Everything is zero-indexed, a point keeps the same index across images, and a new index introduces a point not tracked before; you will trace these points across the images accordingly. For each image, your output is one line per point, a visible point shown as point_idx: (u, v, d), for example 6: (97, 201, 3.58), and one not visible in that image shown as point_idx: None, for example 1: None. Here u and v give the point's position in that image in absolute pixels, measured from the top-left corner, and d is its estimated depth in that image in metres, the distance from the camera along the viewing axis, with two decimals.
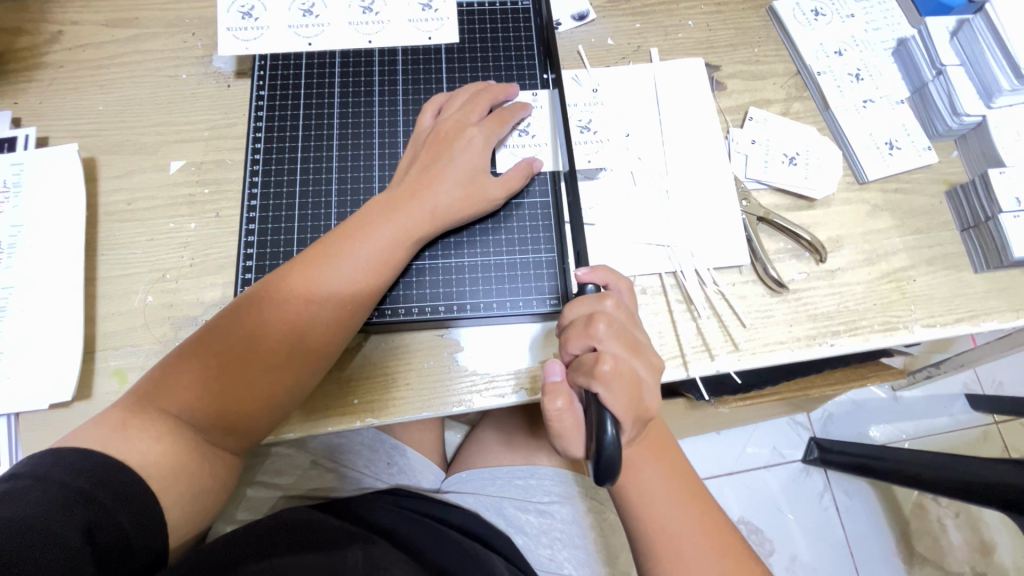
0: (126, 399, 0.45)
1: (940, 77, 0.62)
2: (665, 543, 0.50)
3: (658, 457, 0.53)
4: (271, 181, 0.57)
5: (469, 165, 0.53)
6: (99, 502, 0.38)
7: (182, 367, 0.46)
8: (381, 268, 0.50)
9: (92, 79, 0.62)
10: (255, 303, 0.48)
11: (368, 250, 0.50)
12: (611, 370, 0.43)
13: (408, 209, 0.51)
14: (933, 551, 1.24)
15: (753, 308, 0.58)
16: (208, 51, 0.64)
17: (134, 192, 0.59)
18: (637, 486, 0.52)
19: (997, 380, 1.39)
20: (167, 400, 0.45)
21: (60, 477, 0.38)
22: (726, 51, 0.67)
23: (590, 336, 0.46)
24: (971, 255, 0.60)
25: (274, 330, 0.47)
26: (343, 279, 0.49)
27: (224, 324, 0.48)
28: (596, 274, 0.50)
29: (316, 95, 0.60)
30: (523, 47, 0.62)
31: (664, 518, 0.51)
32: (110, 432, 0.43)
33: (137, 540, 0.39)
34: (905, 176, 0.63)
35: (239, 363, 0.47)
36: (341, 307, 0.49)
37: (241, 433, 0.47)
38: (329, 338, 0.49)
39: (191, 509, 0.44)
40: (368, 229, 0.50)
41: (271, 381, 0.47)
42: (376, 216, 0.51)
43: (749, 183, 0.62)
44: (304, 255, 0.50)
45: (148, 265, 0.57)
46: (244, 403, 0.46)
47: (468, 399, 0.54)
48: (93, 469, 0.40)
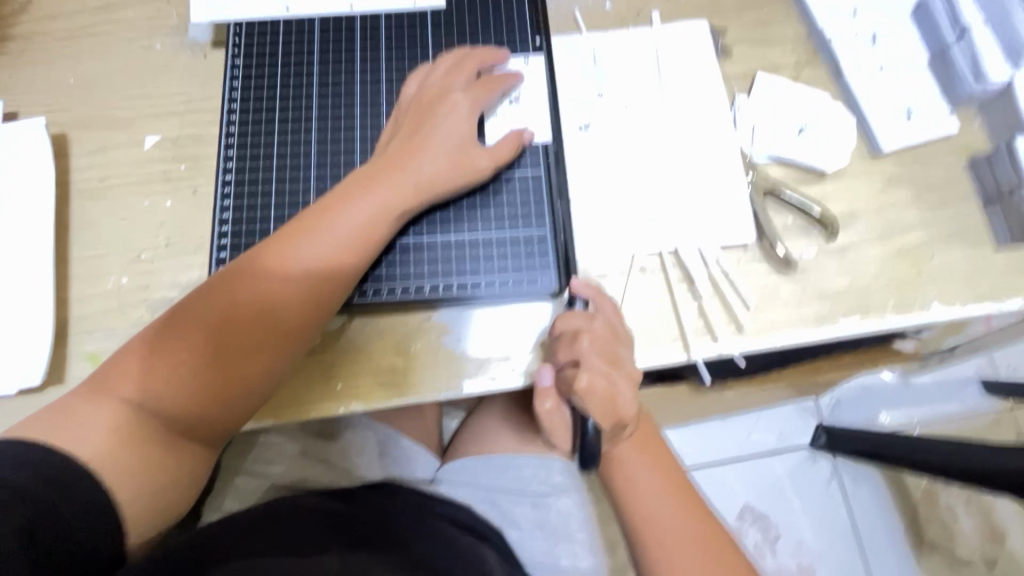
0: (87, 385, 0.43)
1: (964, 38, 0.57)
2: (655, 537, 0.48)
3: (646, 449, 0.51)
4: (247, 155, 0.54)
5: (455, 135, 0.50)
6: (38, 499, 0.35)
7: (151, 350, 0.44)
8: (361, 245, 0.48)
9: (63, 51, 0.59)
10: (227, 282, 0.46)
11: (348, 225, 0.47)
12: (591, 389, 0.47)
13: (390, 181, 0.48)
14: (942, 538, 1.22)
15: (759, 287, 0.54)
16: (183, 20, 0.60)
17: (107, 169, 0.56)
18: (623, 479, 0.50)
19: (1013, 365, 1.34)
20: (133, 385, 0.42)
21: (1, 472, 0.36)
22: (733, 14, 0.63)
23: (575, 354, 0.48)
24: (993, 230, 0.56)
25: (249, 310, 0.45)
26: (322, 255, 0.46)
27: (195, 304, 0.45)
28: (588, 288, 0.51)
29: (294, 63, 0.56)
30: (514, 10, 0.58)
31: (653, 512, 0.48)
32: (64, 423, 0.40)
33: (85, 538, 0.37)
34: (924, 146, 0.59)
35: (211, 346, 0.44)
36: (320, 286, 0.46)
37: (214, 420, 0.45)
38: (306, 319, 0.46)
39: (154, 501, 0.42)
40: (348, 203, 0.47)
41: (246, 363, 0.45)
42: (356, 190, 0.48)
43: (756, 155, 0.58)
44: (279, 232, 0.47)
45: (122, 245, 0.54)
46: (216, 387, 0.44)
47: (457, 384, 0.52)
48: (38, 463, 0.37)
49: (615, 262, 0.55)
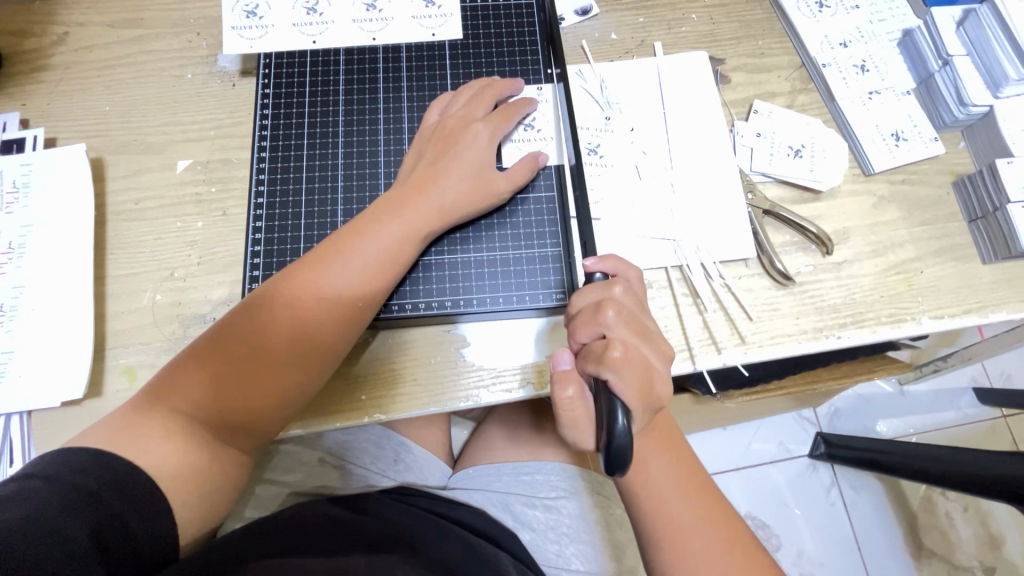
0: (138, 398, 0.46)
1: (946, 67, 0.62)
2: (667, 534, 0.50)
3: (660, 448, 0.54)
4: (277, 178, 0.57)
5: (475, 160, 0.53)
6: (106, 503, 0.39)
7: (195, 366, 0.47)
8: (390, 264, 0.51)
9: (99, 80, 0.63)
10: (265, 301, 0.49)
11: (377, 246, 0.50)
12: (620, 357, 0.44)
13: (416, 204, 0.51)
14: (941, 545, 1.24)
15: (760, 301, 0.58)
16: (213, 51, 0.64)
17: (141, 192, 0.59)
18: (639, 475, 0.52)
19: (1005, 373, 1.38)
20: (180, 399, 0.46)
21: (70, 478, 0.39)
22: (731, 44, 0.67)
23: (599, 323, 0.45)
24: (979, 246, 0.60)
25: (285, 327, 0.48)
26: (353, 275, 0.49)
27: (235, 322, 0.48)
28: (604, 262, 0.50)
29: (320, 92, 0.60)
30: (526, 42, 0.62)
31: (666, 508, 0.51)
32: (121, 433, 0.44)
33: (145, 540, 0.40)
34: (912, 168, 0.63)
35: (250, 361, 0.47)
36: (351, 303, 0.49)
37: (253, 431, 0.48)
38: (339, 335, 0.49)
39: (201, 507, 0.45)
40: (377, 226, 0.51)
41: (282, 377, 0.48)
42: (384, 213, 0.51)
43: (755, 176, 0.62)
44: (312, 253, 0.51)
45: (156, 264, 0.57)
46: (255, 401, 0.47)
47: (476, 393, 0.54)
48: (102, 470, 0.41)
49: None
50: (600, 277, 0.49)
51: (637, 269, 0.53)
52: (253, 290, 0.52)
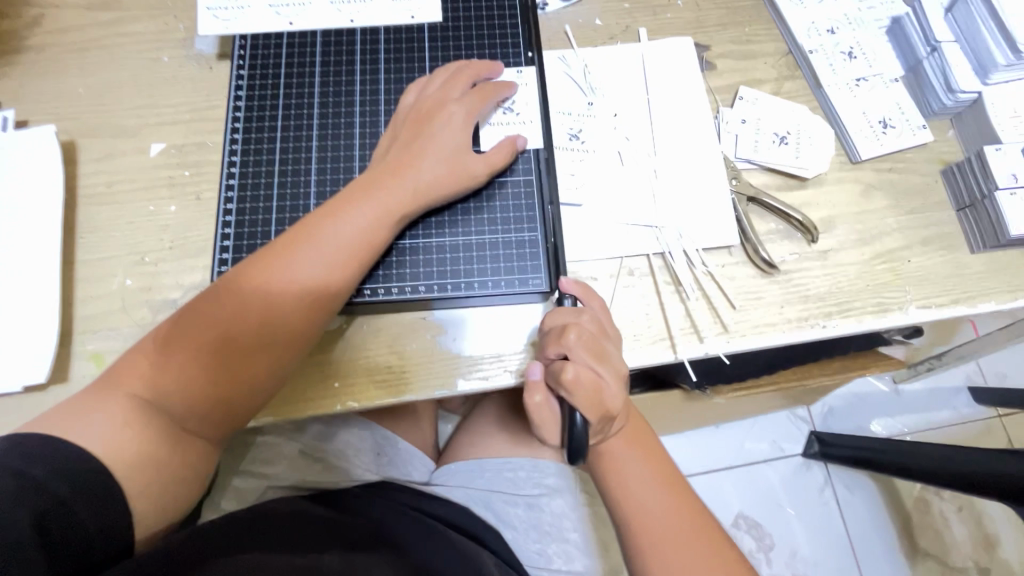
0: (99, 383, 0.44)
1: (934, 54, 0.61)
2: (643, 532, 0.49)
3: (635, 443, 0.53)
4: (250, 160, 0.56)
5: (451, 143, 0.53)
6: (53, 491, 0.37)
7: (159, 351, 0.45)
8: (362, 248, 0.49)
9: (73, 62, 0.62)
10: (231, 285, 0.47)
11: (349, 229, 0.49)
12: (575, 379, 0.46)
13: (390, 187, 0.50)
14: (935, 546, 1.23)
15: (743, 290, 0.56)
16: (190, 34, 0.63)
17: (114, 175, 0.58)
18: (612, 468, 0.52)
19: (1000, 373, 1.37)
20: (141, 385, 0.44)
21: (16, 465, 0.37)
22: (717, 31, 0.66)
23: (561, 345, 0.48)
24: (967, 235, 0.59)
25: (252, 311, 0.46)
26: (323, 258, 0.48)
27: (201, 306, 0.47)
28: (574, 287, 0.52)
29: (296, 75, 0.59)
30: (507, 25, 0.61)
31: (641, 506, 0.50)
32: (79, 419, 0.42)
33: (96, 533, 0.38)
34: (900, 156, 0.61)
35: (214, 345, 0.46)
36: (322, 287, 0.48)
37: (220, 418, 0.46)
38: (308, 320, 0.48)
39: (161, 498, 0.43)
40: (348, 209, 0.49)
41: (249, 362, 0.46)
42: (356, 196, 0.50)
43: (740, 163, 0.61)
44: (281, 237, 0.49)
45: (126, 249, 0.56)
46: (219, 385, 0.46)
47: (452, 382, 0.53)
48: (52, 459, 0.39)
49: (603, 264, 0.57)
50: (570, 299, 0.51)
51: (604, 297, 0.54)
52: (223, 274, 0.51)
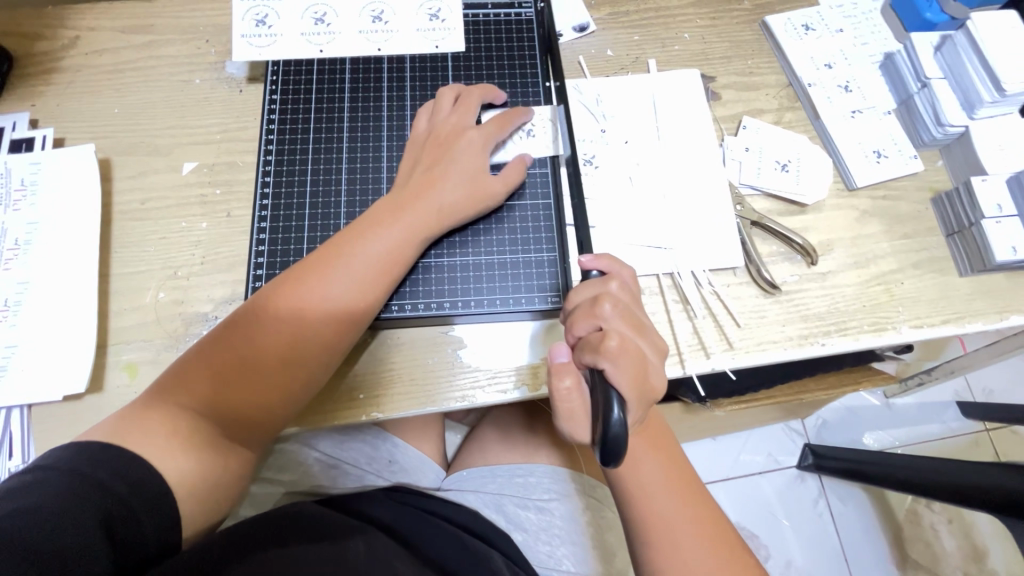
0: (150, 394, 0.48)
1: (925, 89, 0.65)
2: (665, 546, 0.51)
3: (671, 484, 0.54)
4: (283, 180, 0.59)
5: (470, 165, 0.56)
6: (115, 492, 0.41)
7: (200, 370, 0.48)
8: (390, 267, 0.52)
9: (109, 83, 0.64)
10: (265, 307, 0.50)
11: (376, 251, 0.52)
12: (617, 347, 0.45)
13: (412, 208, 0.53)
14: (926, 557, 1.25)
15: (748, 308, 0.60)
16: (221, 57, 0.66)
17: (147, 192, 0.60)
18: (649, 514, 0.52)
19: (987, 388, 1.41)
20: (187, 399, 0.47)
21: (80, 468, 0.41)
22: (721, 63, 0.70)
23: (596, 317, 0.47)
24: (956, 259, 0.62)
25: (288, 330, 0.49)
26: (353, 278, 0.51)
27: (235, 328, 0.49)
28: (599, 260, 0.51)
29: (325, 100, 0.62)
30: (526, 56, 0.65)
31: (653, 505, 0.52)
32: (133, 428, 0.45)
33: (150, 531, 0.42)
34: (893, 184, 0.65)
35: (252, 365, 0.48)
36: (354, 307, 0.51)
37: (261, 430, 0.50)
38: (341, 337, 0.51)
39: (206, 501, 0.47)
40: (375, 231, 0.52)
41: (286, 378, 0.49)
42: (382, 219, 0.53)
43: (744, 189, 0.64)
44: (309, 260, 0.52)
45: (160, 263, 0.58)
46: (261, 402, 0.49)
47: (471, 394, 0.56)
48: (111, 461, 0.42)
49: None
50: (596, 275, 0.51)
51: (632, 269, 0.54)
52: (255, 293, 0.53)
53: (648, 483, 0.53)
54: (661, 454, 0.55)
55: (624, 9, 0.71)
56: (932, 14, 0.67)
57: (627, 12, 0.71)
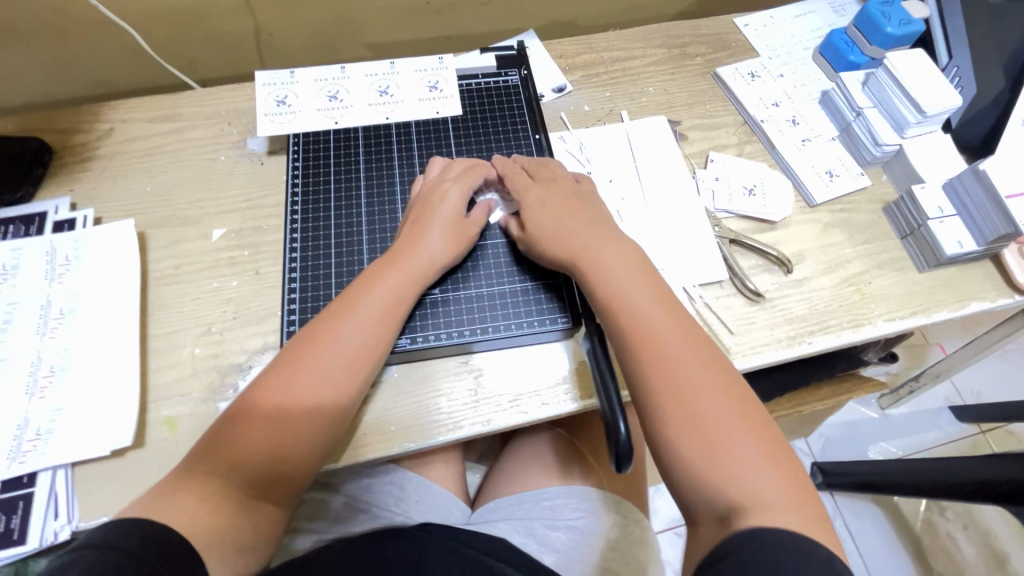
0: (179, 472, 0.49)
1: (860, 117, 0.75)
2: (662, 382, 0.50)
3: (688, 338, 0.52)
4: (308, 236, 0.65)
5: (451, 215, 0.62)
6: (147, 562, 0.41)
7: (220, 440, 0.50)
8: (391, 313, 0.56)
9: (141, 166, 0.71)
10: (273, 374, 0.52)
11: (376, 303, 0.56)
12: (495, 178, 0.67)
13: (403, 260, 0.58)
14: (950, 567, 1.26)
15: (738, 316, 0.66)
16: (243, 136, 0.74)
17: (180, 259, 0.66)
18: (651, 361, 0.51)
19: (976, 390, 1.47)
20: (214, 463, 0.49)
21: (113, 543, 0.41)
22: (684, 109, 0.80)
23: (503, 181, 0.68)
24: (913, 258, 0.70)
25: (302, 391, 0.51)
26: (358, 327, 0.55)
27: (253, 392, 0.52)
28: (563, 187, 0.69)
29: (344, 164, 0.69)
30: (516, 114, 0.73)
31: (659, 350, 0.51)
32: (159, 504, 0.46)
33: None
34: (847, 199, 0.74)
35: (271, 422, 0.51)
36: (362, 351, 0.54)
37: (286, 482, 0.52)
38: (355, 381, 0.54)
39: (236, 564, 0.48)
40: (375, 284, 0.57)
41: (309, 427, 0.52)
42: (378, 273, 0.58)
43: (719, 213, 0.72)
44: (310, 325, 0.55)
45: (194, 322, 0.62)
46: (286, 455, 0.51)
47: (495, 417, 0.59)
48: (139, 532, 0.43)
49: None
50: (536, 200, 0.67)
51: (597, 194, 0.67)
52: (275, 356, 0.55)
53: (656, 332, 0.52)
54: (668, 307, 0.54)
55: (593, 72, 0.82)
56: (854, 57, 0.80)
57: (597, 73, 0.82)
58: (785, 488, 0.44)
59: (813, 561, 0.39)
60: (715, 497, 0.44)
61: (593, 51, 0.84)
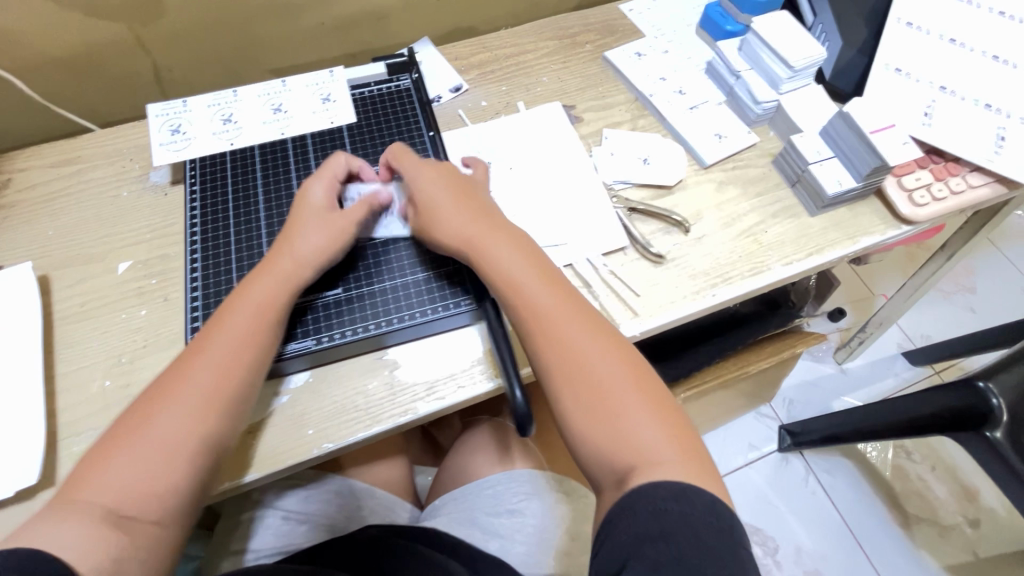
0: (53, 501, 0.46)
1: (739, 80, 0.79)
2: (572, 376, 0.52)
3: (590, 327, 0.54)
4: (210, 255, 0.65)
5: (333, 214, 0.61)
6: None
7: (96, 467, 0.47)
8: (264, 311, 0.56)
9: (42, 211, 0.71)
10: (152, 396, 0.51)
11: (248, 303, 0.55)
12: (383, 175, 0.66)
13: (273, 263, 0.58)
14: (924, 509, 1.28)
15: (643, 279, 0.68)
16: (145, 170, 0.75)
17: (86, 296, 0.66)
18: (564, 357, 0.52)
19: (924, 333, 1.51)
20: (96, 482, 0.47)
21: None
22: (577, 93, 0.83)
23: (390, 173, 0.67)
24: (804, 203, 0.73)
25: (176, 407, 0.50)
26: (230, 330, 0.54)
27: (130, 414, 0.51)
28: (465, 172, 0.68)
29: (241, 182, 0.70)
30: (409, 115, 0.75)
31: (563, 343, 0.53)
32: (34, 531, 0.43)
33: None
34: (738, 157, 0.78)
35: (152, 434, 0.49)
36: (235, 350, 0.53)
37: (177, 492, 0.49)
38: (232, 379, 0.53)
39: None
40: (247, 288, 0.57)
41: (188, 433, 0.50)
42: (255, 278, 0.57)
43: (617, 184, 0.75)
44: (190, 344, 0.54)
45: (103, 355, 0.62)
46: (170, 465, 0.49)
47: (414, 406, 0.60)
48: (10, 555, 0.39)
49: None
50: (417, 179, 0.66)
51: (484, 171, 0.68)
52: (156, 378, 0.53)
53: (558, 323, 0.53)
54: (553, 285, 0.56)
55: (488, 69, 0.85)
56: (730, 26, 0.84)
57: (492, 70, 0.85)
58: (673, 440, 0.48)
59: (699, 506, 0.43)
60: (615, 463, 0.48)
61: (487, 51, 0.87)
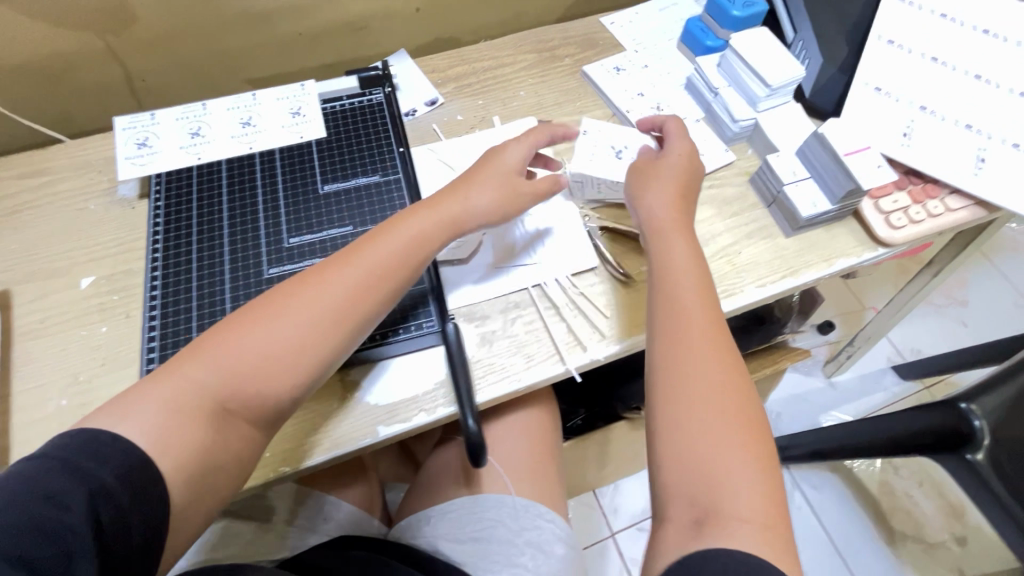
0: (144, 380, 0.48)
1: (717, 96, 0.78)
2: (692, 373, 0.50)
3: (721, 334, 0.53)
4: (170, 272, 0.64)
5: (496, 179, 0.62)
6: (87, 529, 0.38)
7: (185, 363, 0.48)
8: (380, 273, 0.55)
9: (7, 224, 0.71)
10: (254, 311, 0.52)
11: (380, 251, 0.56)
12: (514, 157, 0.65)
13: (428, 214, 0.59)
14: (910, 526, 1.27)
15: (612, 301, 0.67)
16: (113, 183, 0.74)
17: (47, 311, 0.65)
18: (675, 358, 0.52)
19: (914, 347, 1.50)
20: (175, 384, 0.47)
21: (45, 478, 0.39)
22: (554, 108, 0.82)
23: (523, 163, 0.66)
24: (780, 224, 0.72)
25: (275, 334, 0.50)
26: (341, 281, 0.54)
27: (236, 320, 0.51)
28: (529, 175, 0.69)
29: (207, 197, 0.69)
30: (380, 130, 0.75)
31: (687, 338, 0.52)
32: (117, 410, 0.45)
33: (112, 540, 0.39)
34: (714, 176, 0.76)
35: (242, 359, 0.49)
36: (344, 301, 0.53)
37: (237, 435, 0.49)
38: (331, 330, 0.52)
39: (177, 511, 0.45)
40: (374, 239, 0.57)
41: (267, 377, 0.49)
42: (390, 229, 0.58)
43: (590, 203, 0.74)
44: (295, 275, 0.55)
45: (61, 373, 0.61)
46: (246, 396, 0.49)
47: (374, 430, 0.59)
48: (98, 457, 0.41)
49: (491, 304, 0.66)
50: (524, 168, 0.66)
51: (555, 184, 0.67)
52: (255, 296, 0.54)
53: (686, 316, 0.53)
54: (710, 288, 0.56)
55: (465, 83, 0.84)
56: (710, 42, 0.83)
57: (469, 84, 0.84)
58: (763, 499, 0.45)
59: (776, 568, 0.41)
60: (697, 493, 0.46)
61: (465, 64, 0.86)
